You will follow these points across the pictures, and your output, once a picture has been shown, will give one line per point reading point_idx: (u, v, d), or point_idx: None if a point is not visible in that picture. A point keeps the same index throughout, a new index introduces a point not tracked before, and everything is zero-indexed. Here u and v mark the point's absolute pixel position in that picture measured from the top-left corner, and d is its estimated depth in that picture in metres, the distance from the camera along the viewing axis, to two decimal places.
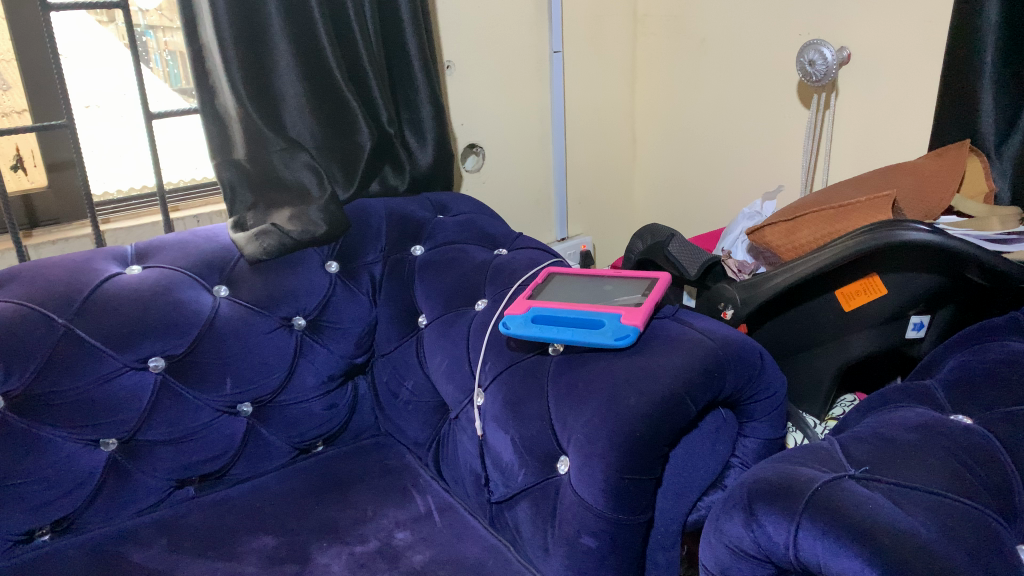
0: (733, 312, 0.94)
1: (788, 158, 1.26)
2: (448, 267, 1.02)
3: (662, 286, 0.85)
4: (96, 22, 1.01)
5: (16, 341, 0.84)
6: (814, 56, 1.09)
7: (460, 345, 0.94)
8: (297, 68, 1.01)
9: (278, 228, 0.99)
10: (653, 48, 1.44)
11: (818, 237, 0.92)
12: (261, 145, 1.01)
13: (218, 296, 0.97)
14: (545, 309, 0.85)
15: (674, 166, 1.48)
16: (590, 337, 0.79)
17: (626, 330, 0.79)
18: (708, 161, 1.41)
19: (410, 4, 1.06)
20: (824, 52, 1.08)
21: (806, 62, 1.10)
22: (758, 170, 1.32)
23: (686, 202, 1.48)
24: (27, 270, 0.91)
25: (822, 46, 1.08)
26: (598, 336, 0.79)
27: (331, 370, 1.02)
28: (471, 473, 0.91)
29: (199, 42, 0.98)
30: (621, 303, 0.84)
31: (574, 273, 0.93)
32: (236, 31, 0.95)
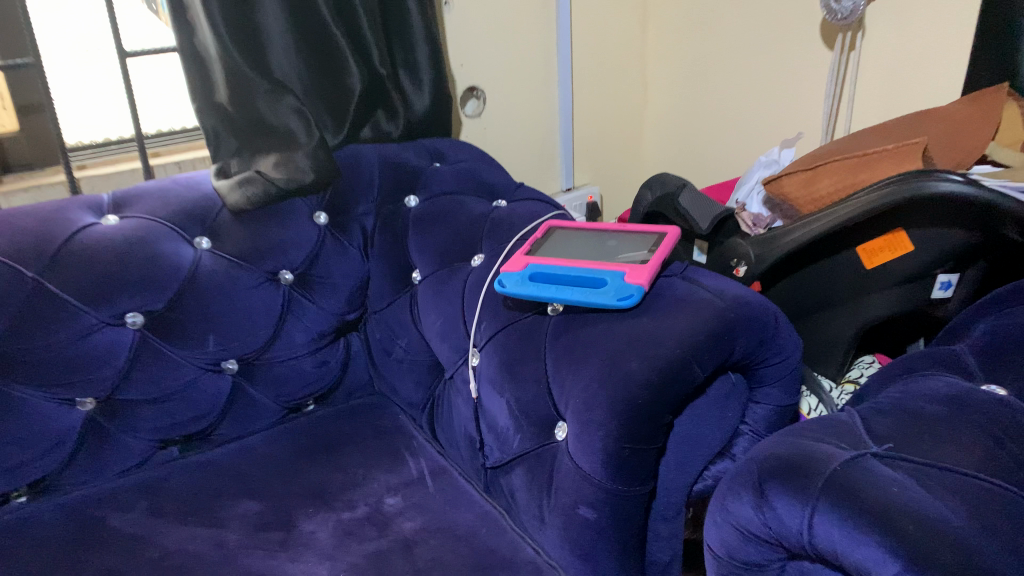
0: (747, 269, 0.89)
1: (809, 103, 1.19)
2: (444, 220, 0.96)
3: (671, 242, 0.79)
4: None
5: None
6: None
7: (456, 303, 0.89)
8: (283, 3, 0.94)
9: (264, 176, 0.92)
10: None
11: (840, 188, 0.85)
12: (247, 88, 0.94)
13: (200, 249, 0.91)
14: (544, 266, 0.79)
15: (688, 111, 1.41)
16: (590, 297, 0.73)
17: (630, 290, 0.73)
18: (724, 107, 1.33)
19: None
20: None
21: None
22: (775, 115, 1.25)
23: (699, 149, 1.41)
24: None
25: None
26: (600, 296, 0.73)
27: (321, 327, 0.98)
28: (466, 437, 0.86)
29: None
30: (626, 260, 0.78)
31: (577, 226, 0.87)
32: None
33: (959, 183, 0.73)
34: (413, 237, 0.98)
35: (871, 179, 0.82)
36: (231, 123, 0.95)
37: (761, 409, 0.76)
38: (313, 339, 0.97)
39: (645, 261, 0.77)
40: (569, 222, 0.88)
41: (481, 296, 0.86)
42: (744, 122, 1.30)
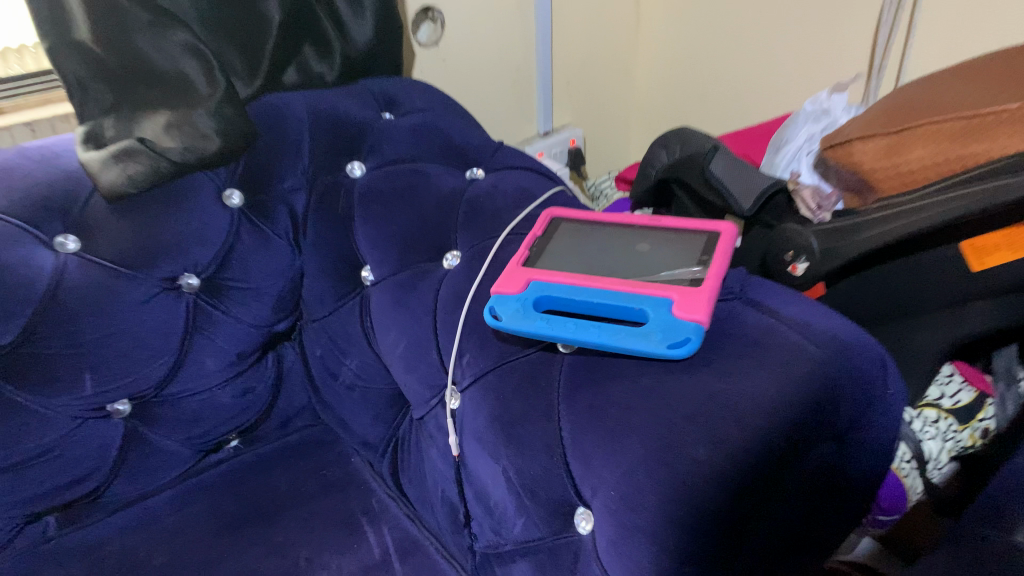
0: (808, 266, 0.67)
1: (856, 23, 0.97)
2: (401, 200, 0.72)
3: (728, 249, 0.57)
4: None
5: None
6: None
7: (422, 322, 0.66)
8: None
9: (149, 146, 0.65)
10: None
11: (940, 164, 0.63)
12: (118, 17, 0.64)
13: (63, 252, 0.64)
14: (555, 286, 0.56)
15: (693, 29, 1.17)
16: (627, 342, 0.51)
17: (684, 333, 0.51)
18: (739, 25, 1.10)
19: None
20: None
21: None
22: (812, 37, 1.03)
23: (709, 75, 1.18)
24: None
25: None
26: (641, 340, 0.51)
27: (242, 346, 0.74)
28: (445, 503, 0.65)
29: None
30: (670, 276, 0.55)
31: (591, 218, 0.64)
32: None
33: None
34: (360, 224, 0.73)
35: (986, 151, 0.60)
36: (101, 69, 0.65)
37: (861, 485, 0.56)
38: (232, 362, 0.74)
39: (698, 282, 0.54)
40: (578, 212, 0.64)
41: (460, 317, 0.63)
42: (767, 39, 1.08)
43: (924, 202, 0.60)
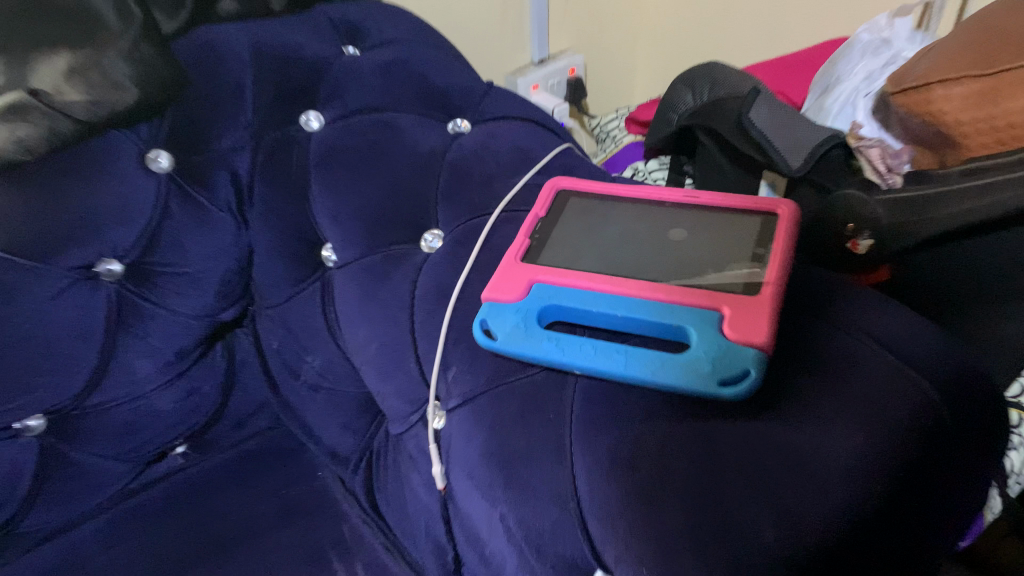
0: (872, 243, 0.54)
1: None
2: (368, 164, 0.58)
3: (789, 241, 0.44)
4: None
5: None
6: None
7: (397, 322, 0.53)
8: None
9: (46, 106, 0.50)
10: None
11: None
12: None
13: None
14: (566, 293, 0.44)
15: None
16: (664, 378, 0.39)
17: (741, 365, 0.39)
18: None
19: None
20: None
21: None
22: None
23: None
24: None
25: None
26: (684, 374, 0.39)
27: (182, 342, 0.61)
28: (430, 540, 0.53)
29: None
30: (715, 279, 0.43)
31: (608, 192, 0.50)
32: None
33: None
34: (318, 192, 0.59)
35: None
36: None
37: (946, 539, 0.45)
38: (170, 362, 0.61)
39: (754, 289, 0.42)
40: (591, 184, 0.51)
41: (443, 319, 0.50)
42: None
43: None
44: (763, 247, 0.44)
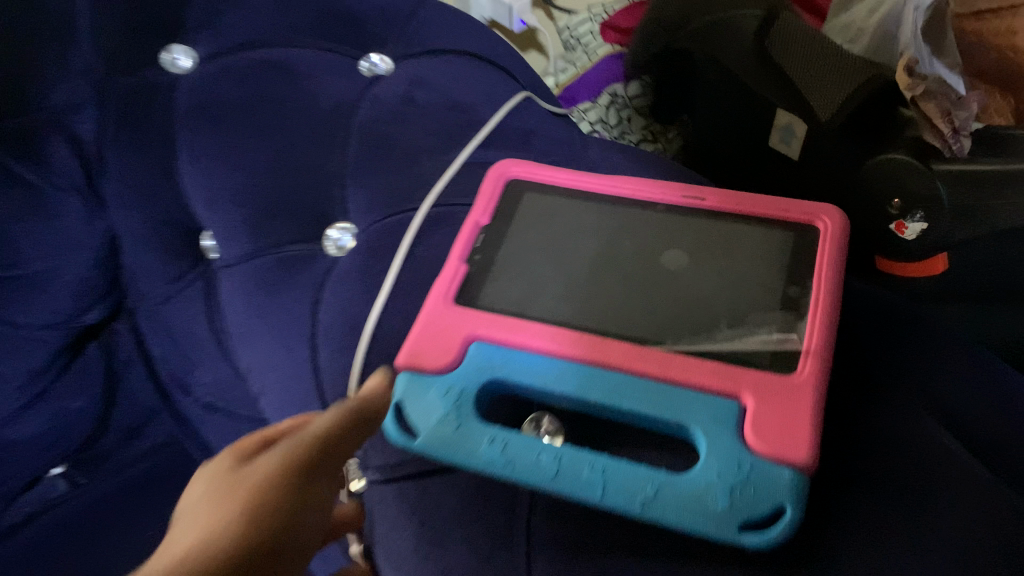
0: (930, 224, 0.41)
1: None
2: (252, 125, 0.43)
3: (835, 276, 0.31)
4: None
5: None
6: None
7: (291, 353, 0.39)
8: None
9: None
10: None
11: None
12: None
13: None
14: (518, 361, 0.31)
15: None
16: (660, 513, 0.26)
17: (773, 495, 0.26)
18: None
19: None
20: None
21: None
22: None
23: None
24: None
25: None
26: (690, 511, 0.26)
27: (33, 360, 0.48)
28: None
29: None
30: (731, 340, 0.30)
31: (576, 186, 0.36)
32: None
33: None
34: (187, 161, 0.44)
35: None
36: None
37: None
38: (21, 385, 0.48)
39: (788, 360, 0.29)
40: (552, 173, 0.37)
41: (353, 362, 0.37)
42: None
43: None
44: (797, 286, 0.31)
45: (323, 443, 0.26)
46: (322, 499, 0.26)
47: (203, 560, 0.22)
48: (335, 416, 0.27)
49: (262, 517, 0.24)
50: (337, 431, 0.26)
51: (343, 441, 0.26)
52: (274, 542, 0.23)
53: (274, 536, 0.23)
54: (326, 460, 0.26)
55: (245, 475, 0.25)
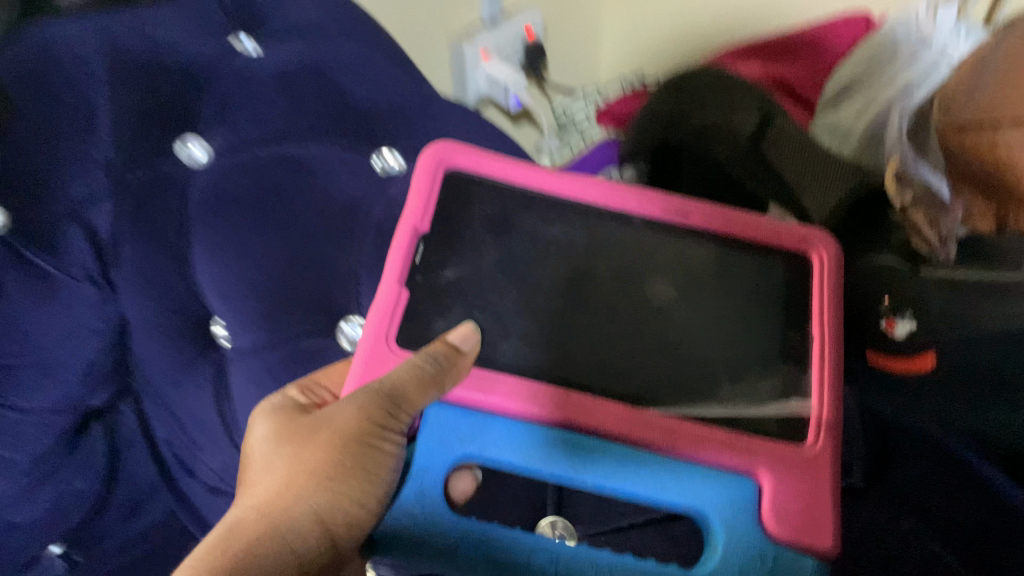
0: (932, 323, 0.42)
1: None
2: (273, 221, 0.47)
3: (834, 373, 0.41)
4: None
5: None
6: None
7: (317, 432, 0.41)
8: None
9: None
10: None
11: None
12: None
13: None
14: (510, 440, 0.38)
15: None
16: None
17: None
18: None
19: None
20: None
21: None
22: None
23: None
24: None
25: None
26: None
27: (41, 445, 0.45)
28: None
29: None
30: (736, 399, 0.40)
31: (514, 181, 0.44)
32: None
33: None
34: (206, 255, 0.46)
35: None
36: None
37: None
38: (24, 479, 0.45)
39: (802, 436, 0.39)
40: (488, 163, 0.44)
41: None
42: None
43: None
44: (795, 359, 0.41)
45: (389, 394, 0.37)
46: (392, 437, 0.38)
47: (276, 528, 0.35)
48: (410, 369, 0.37)
49: (338, 441, 0.38)
50: (402, 384, 0.37)
51: (411, 391, 0.37)
52: (347, 469, 0.37)
53: (355, 449, 0.37)
54: (389, 409, 0.37)
55: (333, 424, 0.38)
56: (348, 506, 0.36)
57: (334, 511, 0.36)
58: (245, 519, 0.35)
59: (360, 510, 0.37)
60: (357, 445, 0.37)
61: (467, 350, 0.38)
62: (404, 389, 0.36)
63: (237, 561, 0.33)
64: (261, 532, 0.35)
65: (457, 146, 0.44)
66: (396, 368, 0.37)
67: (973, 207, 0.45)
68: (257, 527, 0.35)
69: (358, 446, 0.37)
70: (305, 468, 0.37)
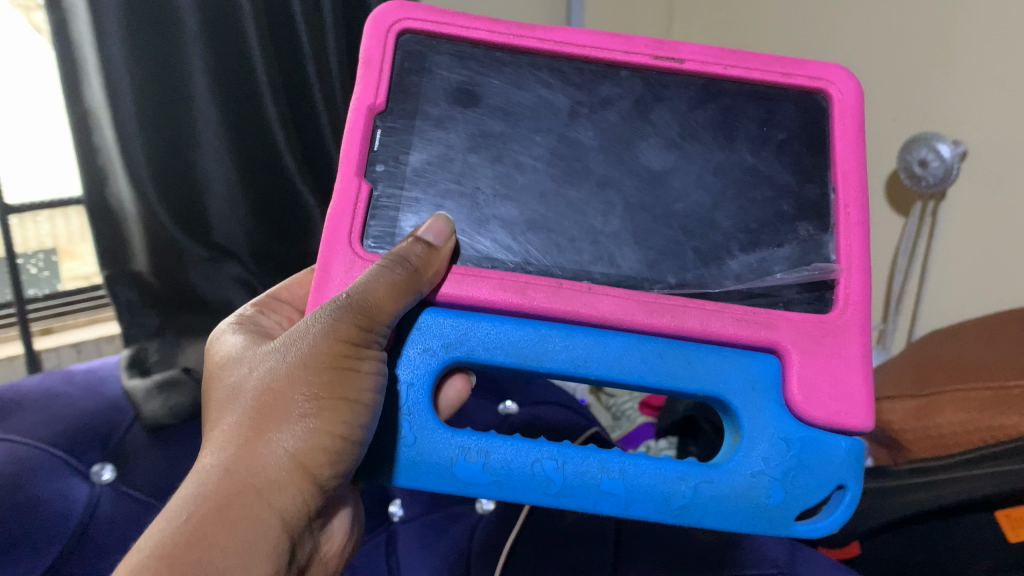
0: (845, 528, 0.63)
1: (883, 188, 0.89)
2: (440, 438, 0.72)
3: (858, 233, 0.45)
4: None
5: None
6: (927, 153, 0.73)
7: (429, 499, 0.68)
8: (219, 105, 0.70)
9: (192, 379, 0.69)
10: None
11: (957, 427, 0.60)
12: (174, 253, 0.71)
13: (98, 483, 0.59)
14: (492, 334, 0.42)
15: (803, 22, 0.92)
16: (701, 494, 0.42)
17: (838, 464, 0.42)
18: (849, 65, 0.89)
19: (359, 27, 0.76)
20: (941, 147, 0.72)
21: (914, 162, 0.75)
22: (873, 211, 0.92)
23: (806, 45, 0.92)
24: None
25: (938, 141, 0.73)
26: (733, 472, 0.42)
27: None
28: None
29: (67, 38, 0.59)
30: (748, 273, 0.45)
31: (472, 36, 0.48)
32: (127, 19, 0.61)
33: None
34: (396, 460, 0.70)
35: (1017, 423, 0.55)
36: (151, 296, 0.71)
37: None
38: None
39: (826, 301, 0.45)
40: (444, 19, 0.48)
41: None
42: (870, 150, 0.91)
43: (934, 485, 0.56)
44: (817, 224, 0.47)
45: (365, 298, 0.38)
46: (371, 327, 0.38)
47: (252, 461, 0.34)
48: (386, 273, 0.38)
49: (308, 364, 0.36)
50: (380, 287, 0.38)
51: (385, 293, 0.38)
52: (322, 389, 0.36)
53: (333, 364, 0.36)
54: (364, 316, 0.37)
55: (295, 346, 0.37)
56: (334, 418, 0.36)
57: (315, 436, 0.35)
58: (208, 469, 0.34)
59: (344, 442, 0.36)
60: (332, 367, 0.36)
61: (442, 236, 0.43)
62: (376, 290, 0.38)
63: (217, 497, 0.33)
64: (234, 466, 0.34)
65: (420, 11, 0.47)
66: (366, 282, 0.38)
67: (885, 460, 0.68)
68: (222, 471, 0.34)
69: (337, 359, 0.36)
70: (270, 399, 0.35)
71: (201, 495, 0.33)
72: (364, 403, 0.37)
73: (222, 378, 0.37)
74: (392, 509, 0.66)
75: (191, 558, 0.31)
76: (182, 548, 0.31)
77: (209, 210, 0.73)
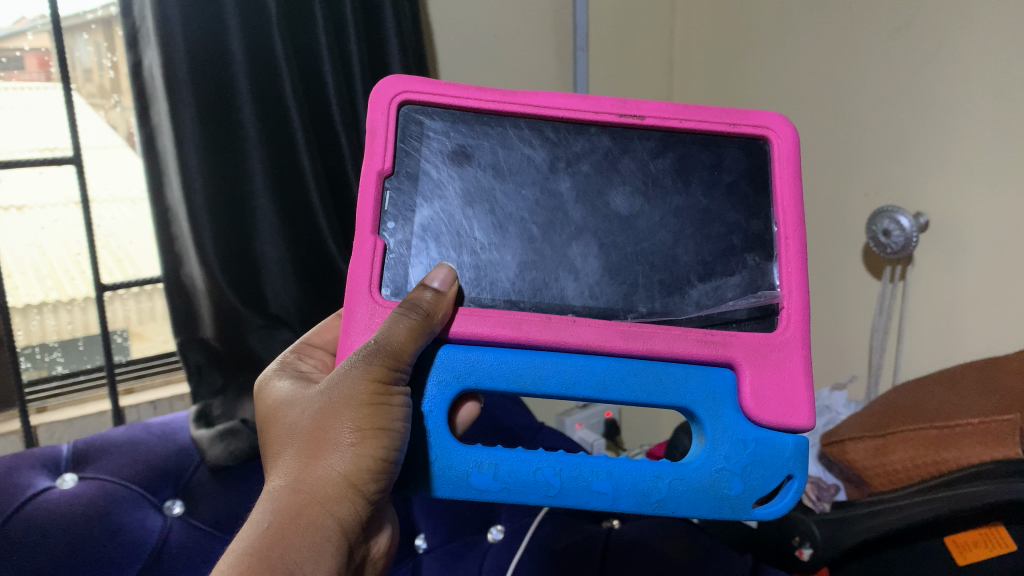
0: (812, 552, 0.74)
1: (840, 224, 1.00)
2: None
3: (797, 266, 0.54)
4: (94, 112, 0.85)
5: (59, 524, 0.66)
6: (889, 224, 0.85)
7: (448, 531, 0.82)
8: (269, 175, 0.84)
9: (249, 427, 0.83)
10: (696, 29, 1.21)
11: (914, 463, 0.71)
12: (236, 325, 0.86)
13: (170, 516, 0.74)
14: (493, 363, 0.51)
15: (780, 65, 1.05)
16: (674, 489, 0.51)
17: (787, 457, 0.51)
18: (801, 100, 1.02)
19: (338, 91, 0.85)
20: (902, 219, 0.84)
21: (879, 232, 0.87)
22: (845, 246, 1.00)
23: (780, 84, 1.05)
24: (97, 445, 0.77)
25: (898, 213, 0.85)
26: (703, 469, 0.51)
27: None
28: None
29: (155, 153, 0.78)
30: (706, 299, 0.54)
31: (461, 104, 0.54)
32: (203, 140, 0.78)
33: (984, 483, 0.61)
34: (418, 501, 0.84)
35: (956, 458, 0.67)
36: (215, 360, 0.86)
37: None
38: None
39: (773, 321, 0.54)
40: (437, 89, 0.54)
41: None
42: (819, 179, 1.02)
43: (886, 509, 0.68)
44: (763, 253, 0.55)
45: (392, 342, 0.45)
46: (398, 364, 0.45)
47: (313, 481, 0.43)
48: (407, 319, 0.45)
49: (350, 401, 0.44)
50: (403, 332, 0.45)
51: (407, 336, 0.45)
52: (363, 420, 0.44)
53: (369, 399, 0.44)
54: (392, 357, 0.45)
55: (338, 386, 0.45)
56: (376, 442, 0.44)
57: (362, 460, 0.44)
58: (280, 489, 0.43)
59: (383, 463, 0.45)
60: (370, 402, 0.44)
61: (451, 282, 0.50)
62: (400, 333, 0.45)
63: (289, 510, 0.41)
64: (299, 485, 0.42)
65: (417, 83, 0.54)
66: (390, 327, 0.46)
67: (852, 496, 0.79)
68: (290, 488, 0.42)
69: (372, 396, 0.44)
70: (322, 431, 0.44)
71: (275, 508, 0.41)
72: (396, 428, 0.45)
73: (279, 416, 0.46)
74: (415, 543, 0.80)
75: (273, 552, 0.39)
76: (267, 547, 0.39)
77: (266, 284, 0.88)
